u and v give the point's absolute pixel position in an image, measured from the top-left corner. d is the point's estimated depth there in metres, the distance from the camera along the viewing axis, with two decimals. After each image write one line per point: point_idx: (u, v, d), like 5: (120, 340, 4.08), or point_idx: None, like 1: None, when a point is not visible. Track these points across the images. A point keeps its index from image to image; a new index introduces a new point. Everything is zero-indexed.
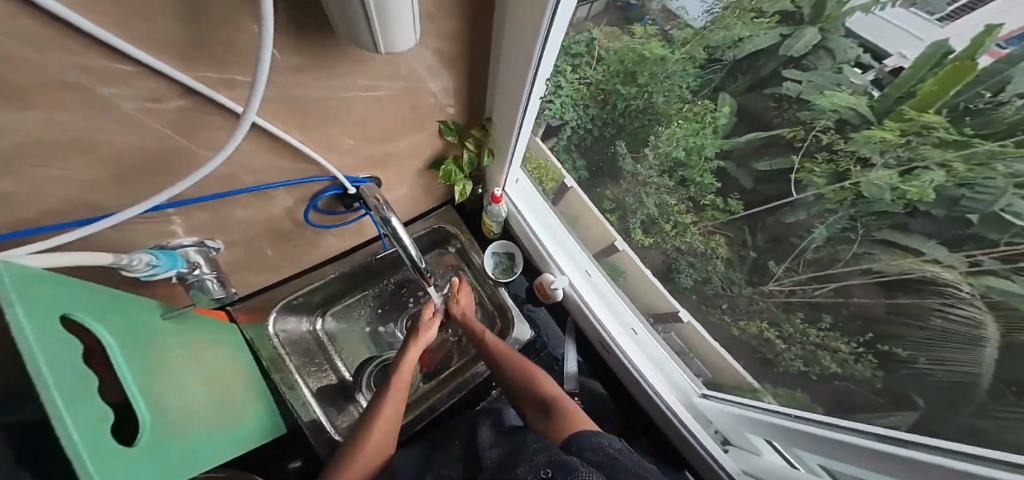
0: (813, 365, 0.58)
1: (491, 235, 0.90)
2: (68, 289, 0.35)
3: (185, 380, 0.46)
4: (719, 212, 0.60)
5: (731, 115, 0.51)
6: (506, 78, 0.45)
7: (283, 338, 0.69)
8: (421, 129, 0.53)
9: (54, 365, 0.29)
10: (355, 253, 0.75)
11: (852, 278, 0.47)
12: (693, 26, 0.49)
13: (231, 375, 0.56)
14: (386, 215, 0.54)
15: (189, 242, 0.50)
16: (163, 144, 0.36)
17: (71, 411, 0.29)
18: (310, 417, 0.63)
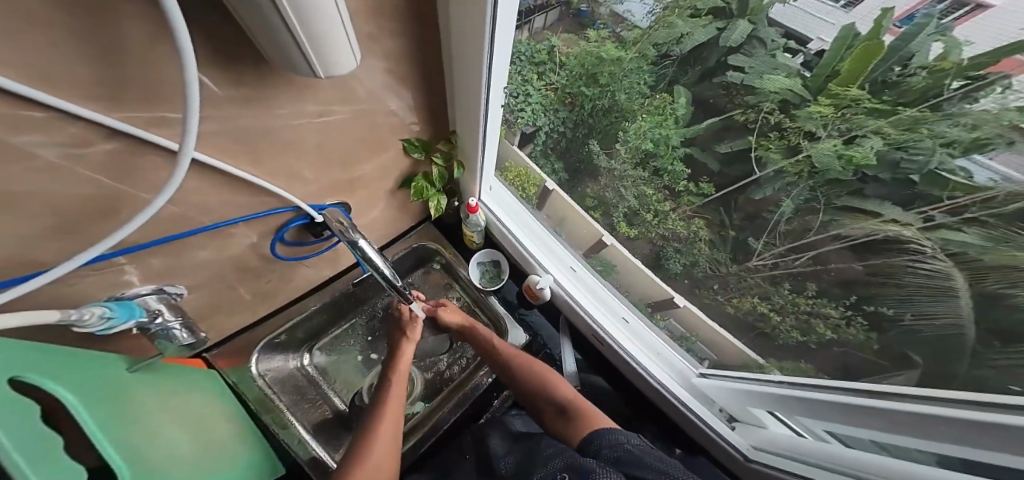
0: (811, 334, 0.60)
1: (474, 245, 0.90)
2: (10, 353, 0.31)
3: (160, 433, 0.43)
4: (694, 197, 0.62)
5: (687, 104, 0.53)
6: (460, 88, 0.46)
7: (268, 380, 0.67)
8: (383, 148, 0.54)
9: (6, 418, 0.25)
10: (336, 282, 0.74)
11: (826, 245, 0.49)
12: (640, 26, 0.50)
13: (210, 424, 0.53)
14: (354, 237, 0.54)
15: (147, 290, 0.47)
16: (100, 191, 0.34)
17: (54, 474, 0.26)
18: (308, 454, 0.62)
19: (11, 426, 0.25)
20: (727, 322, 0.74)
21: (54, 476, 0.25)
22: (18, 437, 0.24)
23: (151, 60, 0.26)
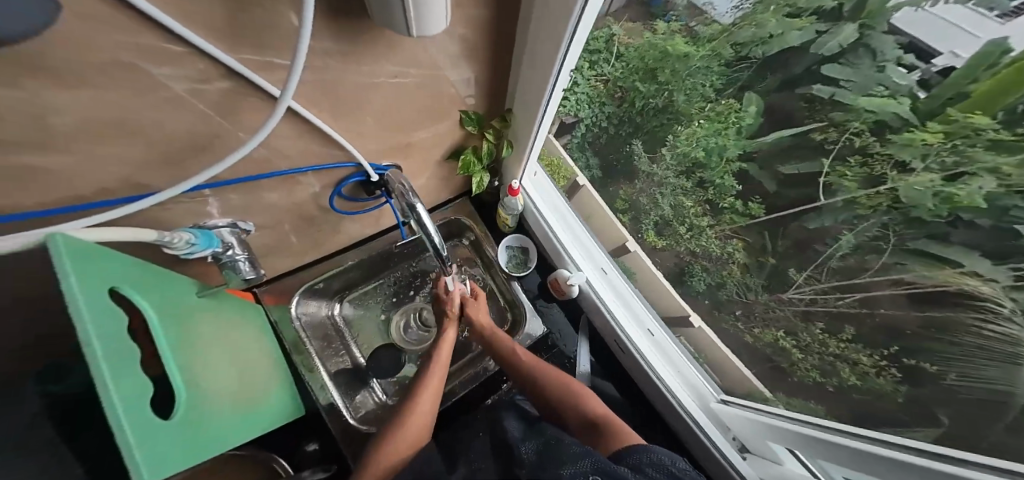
0: (832, 377, 0.58)
1: (506, 228, 0.90)
2: (118, 263, 0.34)
3: (220, 362, 0.45)
4: (737, 216, 0.59)
5: (757, 115, 0.48)
6: (529, 74, 0.44)
7: (304, 321, 0.69)
8: (443, 120, 0.50)
9: (97, 319, 0.28)
10: (378, 239, 0.75)
11: (881, 289, 0.46)
12: (721, 22, 0.46)
13: (259, 360, 0.55)
14: (413, 201, 0.48)
15: (223, 222, 0.47)
16: (206, 127, 0.33)
17: (137, 387, 0.30)
18: (327, 400, 0.64)
19: (104, 336, 0.28)
20: (744, 350, 0.72)
21: (136, 391, 0.30)
22: (111, 347, 0.28)
23: (279, 7, 0.23)
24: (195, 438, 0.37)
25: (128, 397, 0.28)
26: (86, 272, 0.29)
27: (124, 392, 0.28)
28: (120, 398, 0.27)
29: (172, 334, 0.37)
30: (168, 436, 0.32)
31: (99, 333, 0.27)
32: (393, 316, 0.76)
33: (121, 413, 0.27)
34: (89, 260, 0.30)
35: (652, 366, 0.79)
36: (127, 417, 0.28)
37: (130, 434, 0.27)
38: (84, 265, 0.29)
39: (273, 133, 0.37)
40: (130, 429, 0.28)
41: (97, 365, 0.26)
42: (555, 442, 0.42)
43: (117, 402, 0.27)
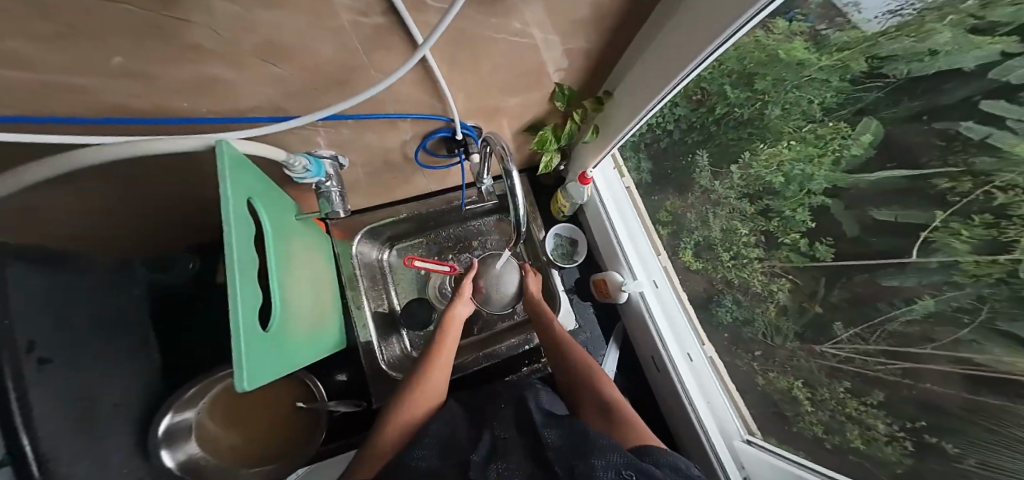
0: (836, 435, 0.54)
1: (559, 216, 0.88)
2: (255, 177, 0.34)
3: (305, 288, 0.45)
4: (796, 254, 0.53)
5: (869, 146, 0.40)
6: (650, 66, 0.40)
7: (361, 261, 0.72)
8: (534, 89, 0.47)
9: (238, 228, 0.26)
10: (436, 197, 0.76)
11: (936, 364, 0.39)
12: (863, 29, 0.35)
13: (325, 288, 0.55)
14: (509, 166, 0.39)
15: (327, 154, 0.46)
16: (343, 65, 0.31)
17: (252, 294, 0.27)
18: (366, 338, 0.68)
19: (242, 245, 0.27)
20: (753, 390, 0.68)
21: (251, 296, 0.27)
22: (243, 252, 0.26)
23: None
24: (286, 360, 0.33)
25: (247, 301, 0.26)
26: (235, 180, 0.28)
27: (244, 293, 0.25)
28: (241, 302, 0.25)
29: (277, 250, 0.36)
30: (270, 354, 0.28)
31: (238, 242, 0.26)
32: (432, 275, 0.77)
33: (239, 314, 0.24)
34: (236, 169, 0.29)
35: (688, 396, 0.71)
36: (245, 323, 0.25)
37: (242, 341, 0.24)
38: (236, 176, 0.28)
39: (397, 82, 0.35)
40: (246, 335, 0.25)
41: (233, 267, 0.25)
42: (580, 430, 0.43)
43: (240, 303, 0.24)
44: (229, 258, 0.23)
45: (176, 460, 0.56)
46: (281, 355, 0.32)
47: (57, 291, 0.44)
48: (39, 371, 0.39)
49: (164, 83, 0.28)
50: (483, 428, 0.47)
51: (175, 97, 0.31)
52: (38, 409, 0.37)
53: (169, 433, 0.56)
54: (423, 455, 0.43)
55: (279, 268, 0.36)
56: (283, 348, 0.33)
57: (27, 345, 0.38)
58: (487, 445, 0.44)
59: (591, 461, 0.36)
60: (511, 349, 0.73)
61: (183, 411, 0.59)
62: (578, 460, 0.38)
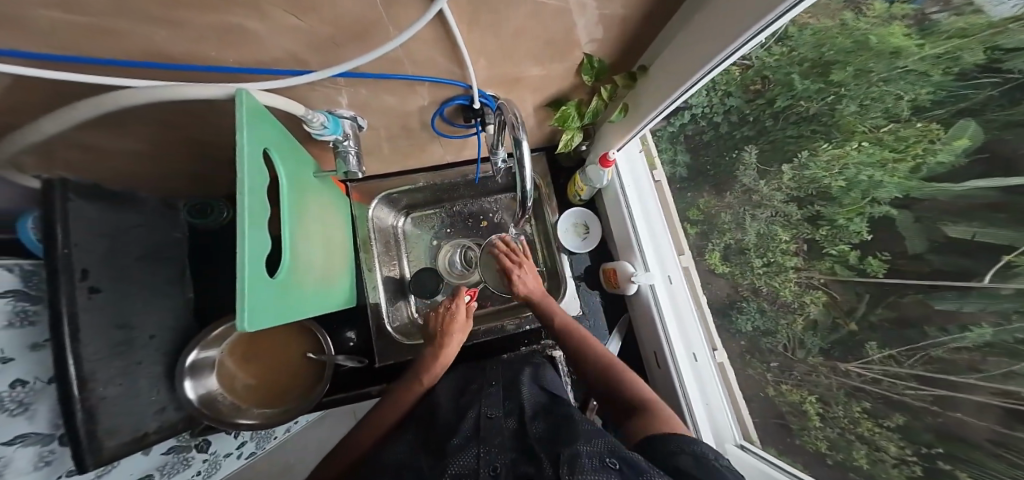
0: (839, 452, 0.51)
1: (575, 199, 0.86)
2: (273, 127, 0.33)
3: (314, 243, 0.45)
4: (843, 268, 0.47)
5: (961, 153, 0.33)
6: (702, 33, 0.34)
7: (375, 226, 0.74)
8: (563, 59, 0.44)
9: (252, 174, 0.26)
10: (450, 169, 0.75)
11: (976, 394, 0.35)
12: (990, 13, 0.28)
13: (336, 246, 0.56)
14: (519, 135, 0.37)
15: (346, 114, 0.45)
16: (357, 22, 0.29)
17: (260, 237, 0.27)
18: (374, 300, 0.71)
19: (257, 192, 0.27)
20: (759, 400, 0.65)
21: (258, 239, 0.27)
22: (253, 194, 0.26)
23: None
24: (287, 307, 0.33)
25: (254, 244, 0.25)
26: (251, 126, 0.28)
27: (252, 237, 0.25)
28: (248, 245, 0.24)
29: (290, 202, 0.37)
30: (271, 298, 0.29)
31: (252, 189, 0.26)
32: (443, 245, 0.79)
33: (246, 256, 0.24)
34: (254, 115, 0.29)
35: (687, 397, 0.70)
36: (251, 265, 0.25)
37: (247, 280, 0.24)
38: (250, 122, 0.27)
39: (413, 39, 0.33)
40: (252, 277, 0.25)
41: (242, 209, 0.24)
42: (566, 423, 0.41)
43: (247, 245, 0.24)
44: (241, 201, 0.23)
45: (198, 393, 0.59)
46: (284, 303, 0.32)
47: (110, 225, 0.49)
48: (89, 299, 0.44)
49: (191, 31, 0.28)
50: (475, 407, 0.48)
51: (201, 46, 0.30)
52: (84, 332, 0.42)
53: (194, 366, 0.60)
54: (402, 451, 0.44)
55: (291, 219, 0.36)
56: (287, 296, 0.33)
57: (81, 273, 0.43)
58: (470, 426, 0.44)
59: (577, 447, 0.35)
60: (514, 328, 0.74)
61: (208, 348, 0.62)
62: (563, 447, 0.36)
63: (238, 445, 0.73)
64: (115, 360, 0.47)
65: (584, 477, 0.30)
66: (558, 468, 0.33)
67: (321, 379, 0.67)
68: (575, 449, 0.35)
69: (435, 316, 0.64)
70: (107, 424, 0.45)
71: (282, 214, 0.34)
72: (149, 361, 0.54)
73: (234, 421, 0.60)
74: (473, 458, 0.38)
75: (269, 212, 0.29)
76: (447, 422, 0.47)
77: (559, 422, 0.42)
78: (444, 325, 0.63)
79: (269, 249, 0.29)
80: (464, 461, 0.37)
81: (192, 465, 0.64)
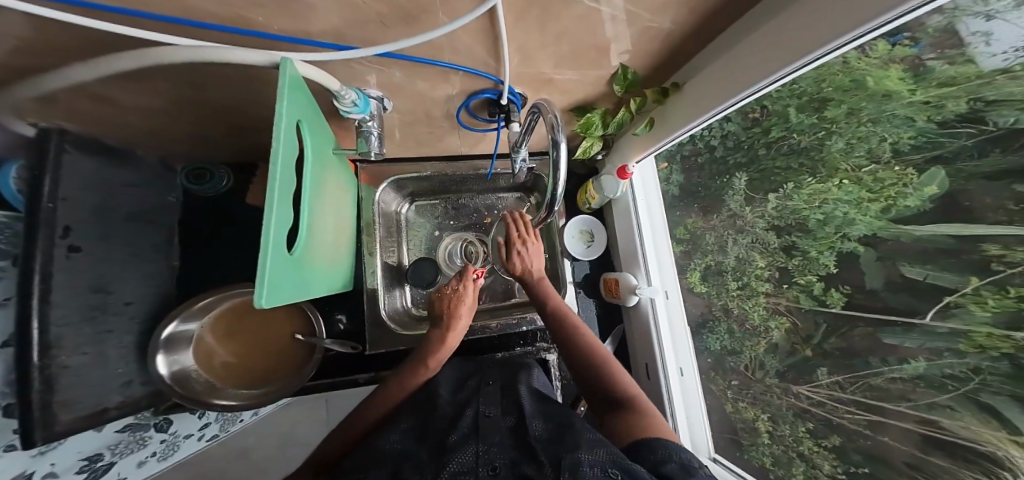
0: (781, 468, 0.55)
1: (583, 207, 0.89)
2: (307, 99, 0.32)
3: (328, 223, 0.43)
4: (806, 297, 0.50)
5: (927, 199, 0.36)
6: (744, 59, 0.35)
7: (381, 210, 0.72)
8: (597, 66, 0.44)
9: (286, 148, 0.25)
10: (461, 161, 0.73)
11: (899, 421, 0.40)
12: (981, 65, 0.30)
13: (345, 224, 0.55)
14: (558, 137, 0.37)
15: (375, 95, 0.44)
16: (413, 4, 0.28)
17: (285, 214, 0.25)
18: (371, 285, 0.68)
19: (286, 168, 0.25)
20: (718, 414, 0.69)
21: (283, 215, 0.25)
22: (285, 167, 0.24)
23: None
24: (299, 288, 0.32)
25: (280, 222, 0.24)
26: (289, 98, 0.26)
27: (279, 214, 0.23)
28: (275, 221, 0.23)
29: (311, 180, 0.35)
30: (287, 277, 0.27)
31: (283, 164, 0.24)
32: (445, 237, 0.77)
33: (272, 234, 0.22)
34: (293, 87, 0.27)
35: (671, 405, 0.73)
36: (274, 245, 0.23)
37: (269, 262, 0.23)
38: (290, 93, 0.26)
39: (460, 29, 0.31)
40: (273, 257, 0.23)
41: (273, 183, 0.22)
42: (567, 428, 0.42)
43: (275, 222, 0.23)
44: (273, 176, 0.22)
45: (171, 369, 0.57)
46: (296, 284, 0.31)
47: (98, 181, 0.46)
48: (67, 258, 0.41)
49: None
50: (477, 403, 0.49)
51: (246, 11, 0.27)
52: (57, 293, 0.39)
53: (170, 340, 0.58)
54: (400, 438, 0.44)
55: (311, 197, 0.35)
56: (299, 278, 0.31)
57: (63, 230, 0.40)
58: (470, 424, 0.44)
59: (579, 455, 0.35)
60: (500, 328, 0.73)
61: (188, 321, 0.60)
62: (565, 452, 0.37)
63: (200, 426, 0.70)
64: (83, 327, 0.44)
65: None
66: (559, 474, 0.34)
67: (310, 362, 0.65)
68: (579, 457, 0.35)
69: (442, 298, 0.64)
70: (69, 395, 0.42)
71: (304, 191, 0.32)
72: (115, 334, 0.51)
73: (211, 401, 0.57)
74: (472, 455, 0.39)
75: (295, 190, 0.28)
76: (446, 414, 0.47)
77: (559, 427, 0.43)
78: (451, 307, 0.62)
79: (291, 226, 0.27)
80: (465, 458, 0.38)
81: (148, 445, 0.60)
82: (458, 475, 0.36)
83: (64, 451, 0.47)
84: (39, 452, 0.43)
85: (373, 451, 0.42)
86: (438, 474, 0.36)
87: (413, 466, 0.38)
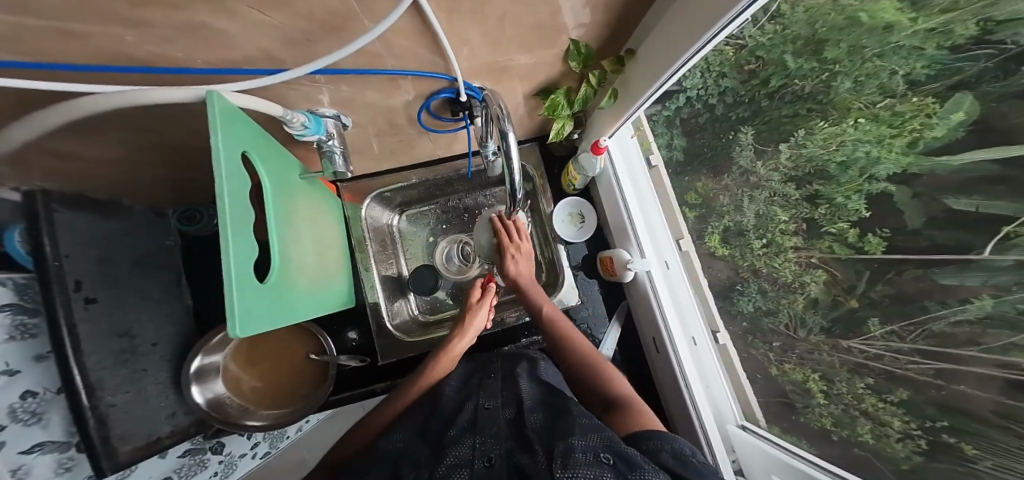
0: (845, 428, 0.51)
1: (568, 189, 0.88)
2: (250, 129, 0.33)
3: (306, 244, 0.45)
4: (841, 245, 0.47)
5: (958, 126, 0.32)
6: (693, 4, 0.32)
7: (370, 226, 0.73)
8: (550, 44, 0.43)
9: (232, 182, 0.26)
10: (442, 164, 0.75)
11: (977, 366, 0.35)
12: None
13: (330, 244, 0.57)
14: (504, 128, 0.37)
15: (329, 113, 0.45)
16: (333, 16, 0.28)
17: (245, 244, 0.27)
18: (373, 299, 0.71)
19: (238, 200, 0.27)
20: (760, 379, 0.66)
21: (244, 246, 0.27)
22: (235, 200, 0.26)
23: None
24: (282, 310, 0.34)
25: (240, 253, 0.26)
26: (226, 133, 0.27)
27: (236, 245, 0.25)
28: (233, 253, 0.25)
29: (275, 205, 0.37)
30: (263, 302, 0.29)
31: (232, 199, 0.25)
32: (441, 241, 0.79)
33: (231, 266, 0.24)
34: (228, 121, 0.28)
35: (688, 385, 0.72)
36: (238, 275, 0.25)
37: (236, 292, 0.24)
38: (226, 127, 0.27)
39: (390, 31, 0.32)
40: (239, 286, 0.25)
41: (223, 219, 0.24)
42: (562, 416, 0.42)
43: (232, 252, 0.24)
44: (220, 211, 0.23)
45: (205, 396, 0.61)
46: (278, 307, 0.33)
47: (93, 235, 0.48)
48: (86, 309, 0.45)
49: (161, 31, 0.26)
50: (474, 401, 0.49)
51: (168, 48, 0.29)
52: (83, 342, 0.43)
53: (200, 372, 0.62)
54: (401, 439, 0.46)
55: (277, 222, 0.36)
56: (280, 300, 0.33)
57: (74, 284, 0.44)
58: (468, 419, 0.46)
59: (571, 442, 0.35)
60: (517, 319, 0.76)
61: (211, 354, 0.64)
62: (556, 440, 0.37)
63: (252, 445, 0.74)
64: (119, 368, 0.48)
65: (577, 469, 0.31)
66: (551, 461, 0.34)
67: (325, 380, 0.68)
68: (572, 441, 0.36)
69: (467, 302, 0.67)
70: (117, 430, 0.46)
71: (267, 217, 0.34)
72: (150, 370, 0.54)
73: (244, 423, 0.61)
74: (469, 448, 0.39)
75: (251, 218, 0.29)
76: (446, 412, 0.49)
77: (556, 416, 0.43)
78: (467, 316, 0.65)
79: (257, 253, 0.29)
80: (461, 454, 0.39)
81: (208, 466, 0.67)
82: (453, 468, 0.37)
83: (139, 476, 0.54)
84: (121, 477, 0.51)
85: (375, 453, 0.45)
86: (435, 468, 0.38)
87: (409, 462, 0.40)
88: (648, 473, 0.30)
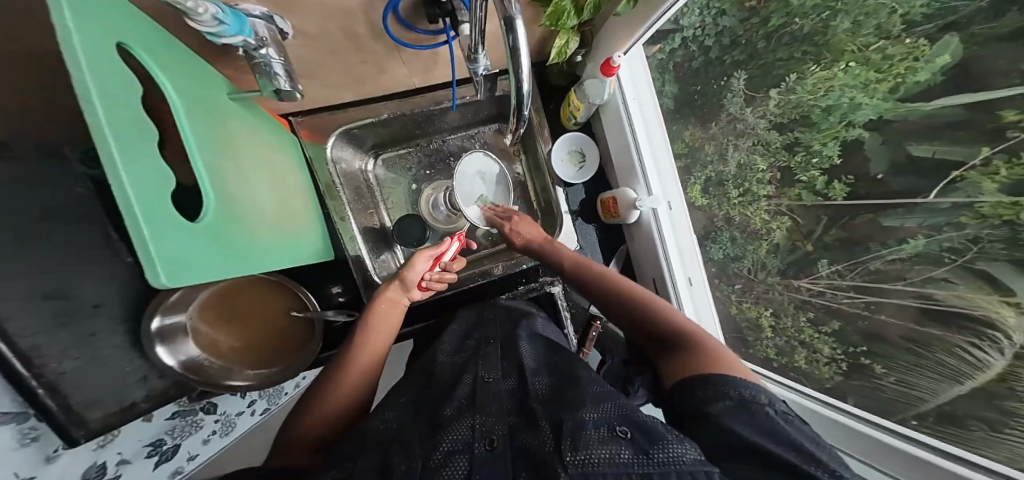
0: (784, 356, 0.60)
1: (570, 123, 0.80)
2: (134, 22, 0.25)
3: (253, 180, 0.41)
4: (807, 193, 0.50)
5: (939, 70, 0.34)
6: None
7: (338, 170, 0.66)
8: None
9: (108, 91, 0.20)
10: (421, 94, 0.66)
11: (897, 298, 0.42)
12: None
13: (290, 182, 0.53)
14: (510, 13, 0.28)
15: (259, 14, 0.35)
16: None
17: (148, 175, 0.23)
18: (354, 252, 0.65)
19: (123, 117, 0.22)
20: (722, 316, 0.72)
21: (148, 178, 0.23)
22: (116, 117, 0.21)
23: None
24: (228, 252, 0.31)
25: (141, 186, 0.22)
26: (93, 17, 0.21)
27: (134, 176, 0.21)
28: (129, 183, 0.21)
29: (194, 128, 0.31)
30: (193, 244, 0.26)
31: (113, 116, 0.20)
32: (425, 188, 0.75)
33: (131, 203, 0.21)
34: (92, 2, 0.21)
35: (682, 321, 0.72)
36: (145, 214, 0.22)
37: (146, 234, 0.21)
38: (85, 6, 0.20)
39: None
40: (152, 226, 0.22)
41: (102, 142, 0.19)
42: (569, 382, 0.43)
43: (127, 184, 0.20)
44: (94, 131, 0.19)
45: (178, 359, 0.56)
46: (221, 249, 0.30)
47: None
48: None
49: None
50: (469, 371, 0.49)
51: None
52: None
53: (163, 333, 0.54)
54: (392, 419, 0.41)
55: (201, 150, 0.31)
56: (222, 242, 0.31)
57: None
58: (469, 391, 0.44)
59: (583, 417, 0.35)
60: (506, 270, 0.73)
61: (172, 313, 0.56)
62: (566, 414, 0.36)
63: (247, 403, 0.77)
64: (59, 332, 0.40)
65: (591, 451, 0.30)
66: (561, 441, 0.32)
67: (316, 338, 0.68)
68: (586, 417, 0.35)
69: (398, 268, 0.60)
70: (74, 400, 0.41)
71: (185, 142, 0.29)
72: (106, 331, 0.48)
73: (228, 382, 0.59)
74: (468, 428, 0.37)
75: (153, 141, 0.24)
76: (443, 383, 0.48)
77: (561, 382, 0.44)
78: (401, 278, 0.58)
79: (170, 184, 0.25)
80: (460, 432, 0.36)
81: (204, 425, 0.69)
82: (453, 454, 0.33)
83: (121, 442, 0.54)
84: (99, 445, 0.51)
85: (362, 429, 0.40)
86: (430, 456, 0.33)
87: (401, 450, 0.34)
88: (675, 447, 0.29)
